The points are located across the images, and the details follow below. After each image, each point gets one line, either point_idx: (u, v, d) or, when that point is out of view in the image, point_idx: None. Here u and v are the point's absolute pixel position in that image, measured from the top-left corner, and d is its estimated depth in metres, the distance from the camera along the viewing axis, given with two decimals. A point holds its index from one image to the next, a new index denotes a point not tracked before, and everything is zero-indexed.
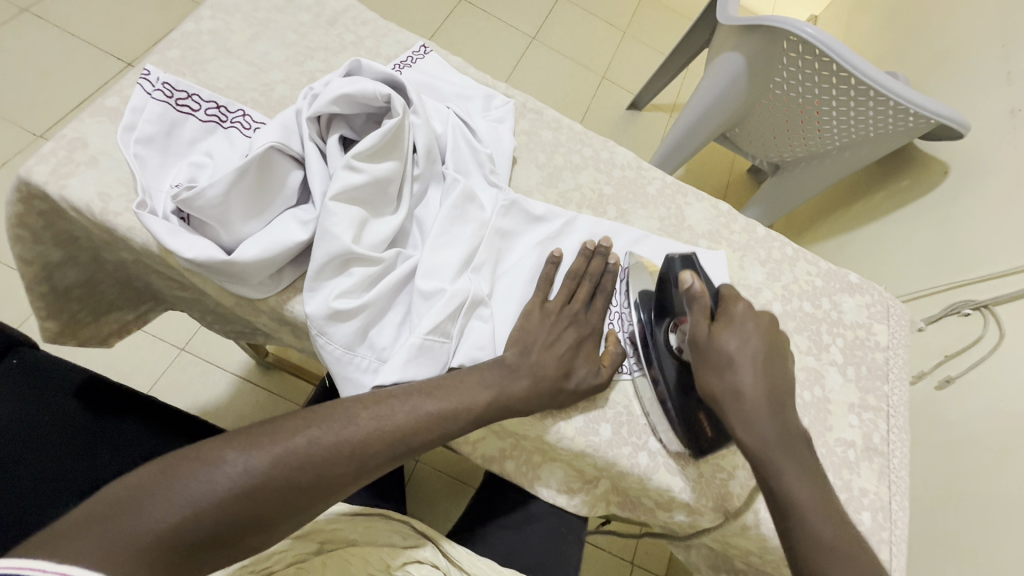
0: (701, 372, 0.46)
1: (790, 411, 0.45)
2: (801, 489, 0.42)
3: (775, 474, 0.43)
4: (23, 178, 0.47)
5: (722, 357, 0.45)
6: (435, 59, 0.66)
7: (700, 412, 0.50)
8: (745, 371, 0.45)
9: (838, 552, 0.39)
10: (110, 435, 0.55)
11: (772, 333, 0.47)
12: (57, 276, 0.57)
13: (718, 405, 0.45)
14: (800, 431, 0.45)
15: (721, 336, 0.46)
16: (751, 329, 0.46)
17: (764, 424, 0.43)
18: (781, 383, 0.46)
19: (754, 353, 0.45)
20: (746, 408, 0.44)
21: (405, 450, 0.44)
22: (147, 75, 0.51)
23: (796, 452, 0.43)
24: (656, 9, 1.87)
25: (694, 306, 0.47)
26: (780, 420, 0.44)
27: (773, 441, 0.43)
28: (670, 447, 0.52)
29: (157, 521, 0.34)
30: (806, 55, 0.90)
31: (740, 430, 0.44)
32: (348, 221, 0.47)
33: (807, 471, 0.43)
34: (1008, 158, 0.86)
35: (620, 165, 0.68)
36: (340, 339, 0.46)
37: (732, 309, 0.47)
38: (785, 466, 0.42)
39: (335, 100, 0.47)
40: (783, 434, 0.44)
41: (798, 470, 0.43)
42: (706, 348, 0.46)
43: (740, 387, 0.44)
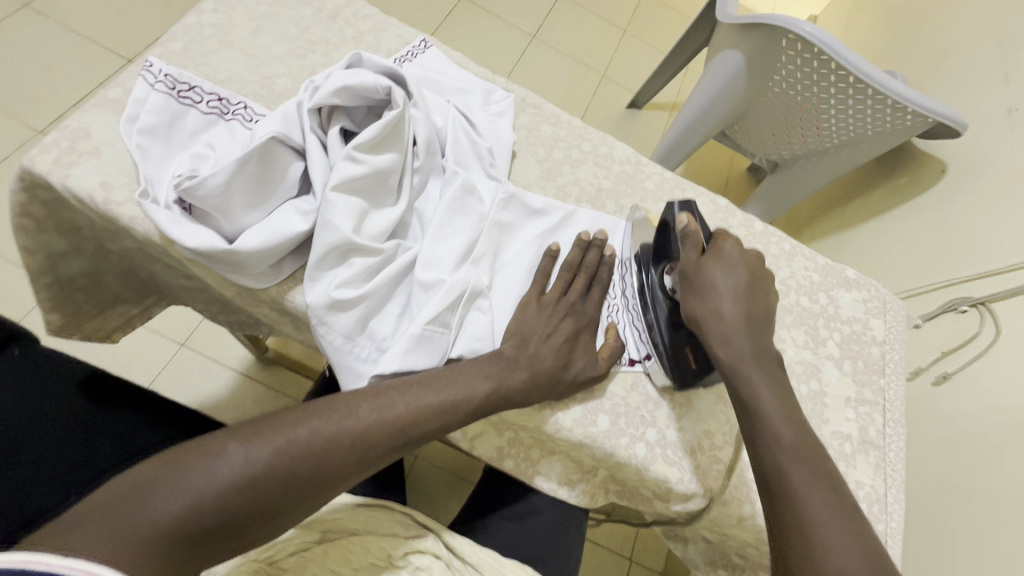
0: (686, 297, 0.48)
1: (766, 335, 0.47)
2: (772, 403, 0.43)
3: (748, 387, 0.44)
4: (27, 168, 0.47)
5: (706, 283, 0.47)
6: (435, 54, 0.66)
7: (686, 345, 0.51)
8: (726, 295, 0.46)
9: (804, 459, 0.40)
10: (111, 426, 0.56)
11: (757, 269, 0.49)
12: (61, 267, 0.57)
13: (699, 327, 0.47)
14: (775, 355, 0.47)
15: (707, 266, 0.48)
16: (739, 263, 0.48)
17: (740, 342, 0.45)
18: (760, 311, 0.47)
19: (736, 282, 0.47)
20: (725, 327, 0.46)
21: (406, 441, 0.44)
22: (150, 68, 0.51)
23: (770, 371, 0.45)
24: (656, 8, 1.88)
25: (686, 241, 0.50)
26: (756, 340, 0.46)
27: (747, 357, 0.45)
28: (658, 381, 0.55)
29: (160, 512, 0.34)
30: (805, 53, 0.91)
31: (718, 346, 0.45)
32: (348, 212, 0.47)
33: (779, 388, 0.44)
34: (1006, 156, 0.86)
35: (618, 160, 0.68)
36: (340, 329, 0.47)
37: (721, 246, 0.49)
38: (758, 380, 0.44)
39: (336, 92, 0.47)
40: (759, 352, 0.45)
41: (770, 385, 0.44)
42: (692, 276, 0.48)
43: (721, 310, 0.46)
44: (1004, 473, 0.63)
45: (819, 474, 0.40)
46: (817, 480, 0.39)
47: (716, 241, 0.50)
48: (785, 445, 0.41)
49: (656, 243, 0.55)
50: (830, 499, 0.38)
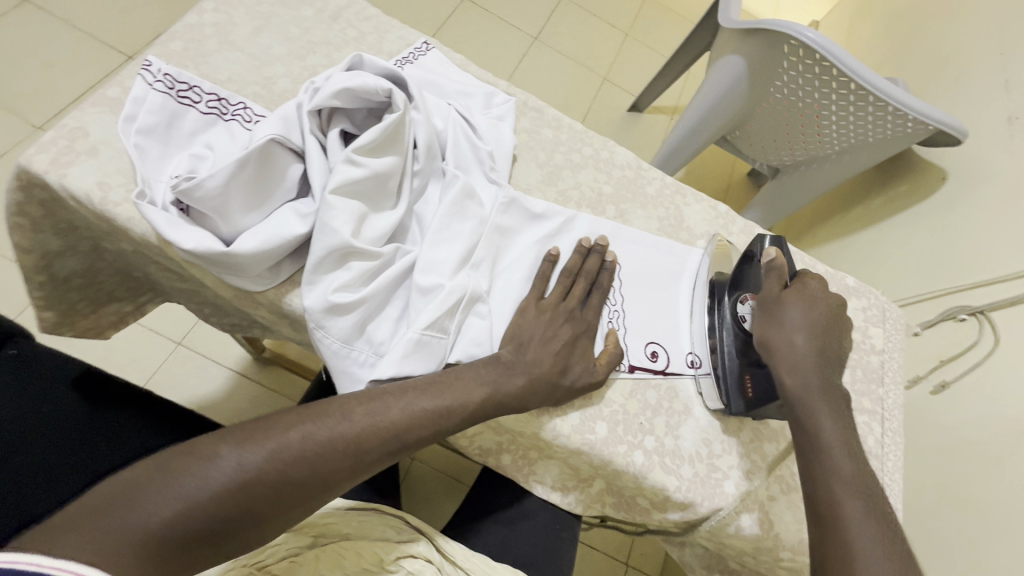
0: (761, 325, 0.50)
1: (837, 375, 0.48)
2: (835, 436, 0.44)
3: (812, 420, 0.45)
4: (23, 167, 0.47)
5: (783, 313, 0.49)
6: (437, 56, 0.66)
7: (746, 373, 0.52)
8: (801, 329, 0.48)
9: (861, 494, 0.41)
10: (110, 428, 0.56)
11: (839, 309, 0.50)
12: (56, 266, 0.57)
13: (769, 354, 0.48)
14: (843, 393, 0.48)
15: (788, 299, 0.49)
16: (821, 300, 0.49)
17: (810, 374, 0.46)
18: (834, 349, 0.48)
19: (814, 317, 0.48)
20: (797, 359, 0.47)
21: (400, 446, 0.44)
22: (148, 67, 0.51)
23: (836, 406, 0.46)
24: (658, 11, 1.88)
25: (771, 273, 0.52)
26: (827, 377, 0.47)
27: (815, 389, 0.46)
28: (709, 403, 0.56)
29: (151, 515, 0.34)
30: (807, 59, 0.90)
31: (787, 375, 0.47)
32: (347, 215, 0.47)
33: (844, 422, 0.45)
34: (1006, 165, 0.86)
35: (620, 165, 0.68)
36: (337, 332, 0.46)
37: (807, 282, 0.50)
38: (823, 412, 0.45)
39: (336, 94, 0.47)
40: (828, 388, 0.46)
41: (835, 422, 0.45)
42: (772, 305, 0.50)
43: (794, 341, 0.47)
44: (1003, 483, 0.63)
45: (873, 509, 0.41)
46: (871, 515, 0.40)
47: (802, 278, 0.51)
48: (842, 477, 0.42)
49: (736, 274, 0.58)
50: (880, 534, 0.39)
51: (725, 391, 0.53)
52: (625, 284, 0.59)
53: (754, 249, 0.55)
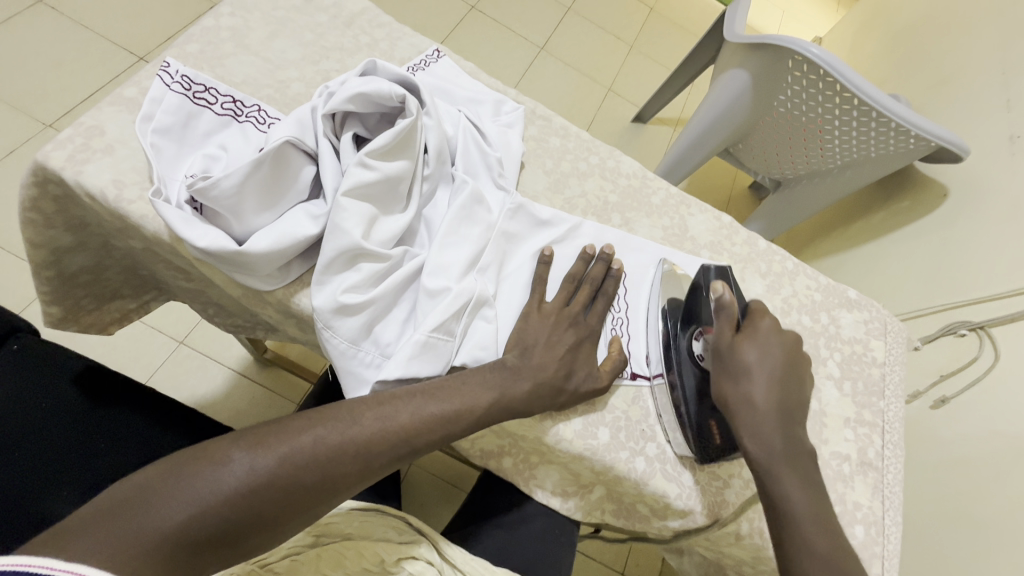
0: (718, 379, 0.49)
1: (799, 427, 0.48)
2: (802, 504, 0.44)
3: (778, 485, 0.45)
4: (40, 163, 0.47)
5: (741, 365, 0.48)
6: (447, 64, 0.67)
7: (711, 419, 0.52)
8: (759, 382, 0.47)
9: (832, 571, 0.41)
10: (103, 426, 0.55)
11: (793, 350, 0.50)
12: (66, 261, 0.57)
13: (730, 413, 0.48)
14: (808, 452, 0.47)
15: (743, 347, 0.49)
16: (774, 345, 0.49)
17: (771, 436, 0.46)
18: (793, 400, 0.48)
19: (770, 367, 0.48)
20: (756, 418, 0.47)
21: (409, 451, 0.44)
22: (166, 68, 0.52)
23: (799, 466, 0.46)
24: (663, 25, 1.90)
25: (721, 314, 0.50)
26: (788, 435, 0.47)
27: (776, 452, 0.46)
28: (678, 451, 0.54)
29: (165, 519, 0.34)
30: (811, 75, 0.92)
31: (749, 441, 0.46)
32: (358, 218, 0.47)
33: (810, 486, 0.45)
34: (1006, 183, 0.88)
35: (625, 174, 0.69)
36: (345, 333, 0.47)
37: (758, 324, 0.50)
38: (788, 477, 0.45)
39: (351, 98, 0.48)
40: (790, 449, 0.46)
41: (802, 487, 0.45)
42: (727, 356, 0.49)
43: (753, 396, 0.47)
44: (1001, 498, 0.63)
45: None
46: None
47: (751, 318, 0.50)
48: (811, 548, 0.42)
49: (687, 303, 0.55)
50: None
51: (691, 439, 0.51)
52: (630, 291, 0.60)
53: (702, 281, 0.55)
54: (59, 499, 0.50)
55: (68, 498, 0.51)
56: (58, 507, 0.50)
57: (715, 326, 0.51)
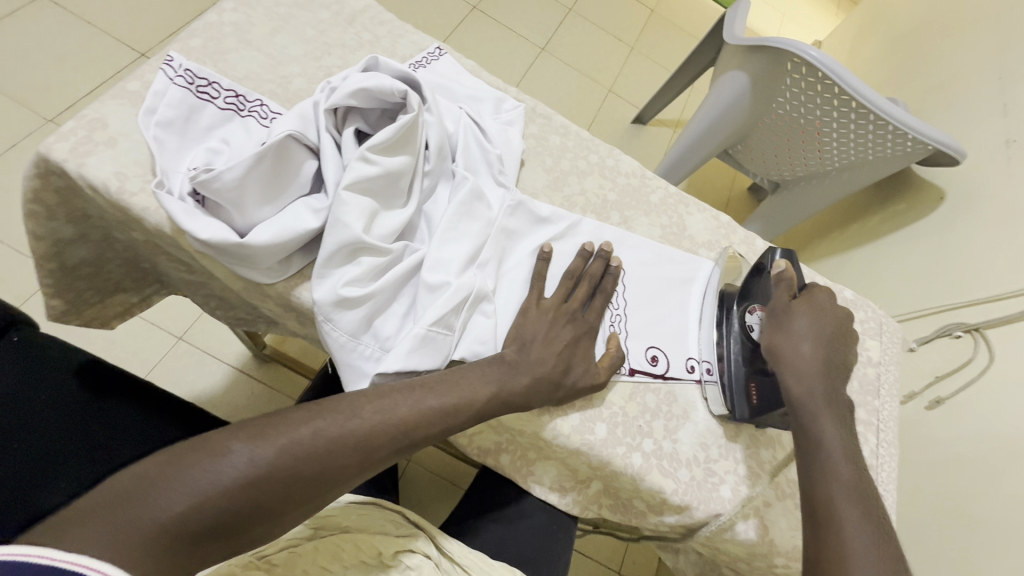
0: (768, 333, 0.52)
1: (842, 385, 0.49)
2: (836, 443, 0.45)
3: (814, 424, 0.46)
4: (42, 155, 0.48)
5: (792, 322, 0.51)
6: (449, 61, 0.67)
7: (751, 381, 0.53)
8: (807, 338, 0.50)
9: (858, 503, 0.42)
10: (103, 418, 0.56)
11: (846, 323, 0.53)
12: (67, 254, 0.57)
13: (774, 359, 0.50)
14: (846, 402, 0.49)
15: (796, 308, 0.52)
16: (827, 311, 0.52)
17: (814, 380, 0.48)
18: (839, 361, 0.50)
19: (820, 327, 0.50)
20: (801, 365, 0.49)
21: (408, 444, 0.44)
22: (170, 62, 0.52)
23: (838, 414, 0.47)
24: (664, 27, 1.91)
25: (780, 283, 0.54)
26: (831, 385, 0.48)
27: (816, 394, 0.47)
28: (715, 411, 0.56)
29: (164, 510, 0.34)
30: (809, 77, 0.93)
31: (791, 380, 0.48)
32: (360, 211, 0.48)
33: (845, 432, 0.46)
34: (1002, 186, 0.88)
35: (624, 173, 0.69)
36: (345, 326, 0.47)
37: (816, 294, 0.53)
38: (826, 419, 0.46)
39: (353, 93, 0.48)
40: (831, 396, 0.47)
41: (837, 428, 0.46)
42: (781, 315, 0.52)
43: (800, 347, 0.49)
44: (997, 498, 0.63)
45: (871, 514, 0.41)
46: (869, 521, 0.41)
47: (810, 290, 0.53)
48: (838, 482, 0.43)
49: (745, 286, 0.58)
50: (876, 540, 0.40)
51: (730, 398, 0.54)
52: (628, 288, 0.60)
53: (764, 261, 0.56)
54: (54, 491, 0.50)
55: (64, 490, 0.51)
56: (54, 499, 0.50)
57: (772, 296, 0.54)
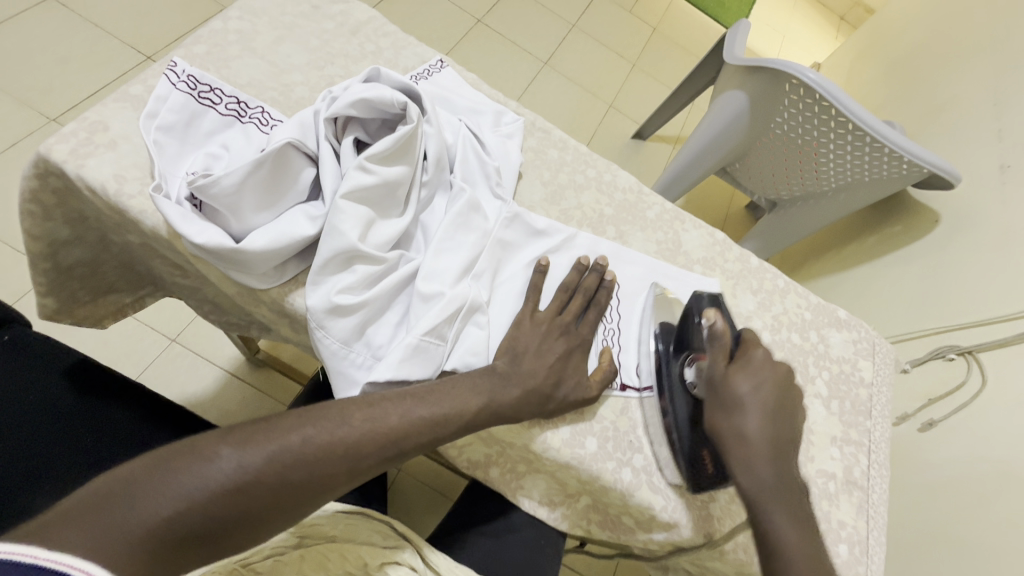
0: (710, 410, 0.47)
1: (792, 463, 0.45)
2: (794, 543, 0.40)
3: (767, 520, 0.42)
4: (42, 155, 0.48)
5: (733, 396, 0.46)
6: (450, 74, 0.68)
7: (703, 450, 0.51)
8: (751, 416, 0.46)
9: None
10: (93, 420, 0.56)
11: (787, 385, 0.48)
12: (62, 254, 0.58)
13: (720, 442, 0.46)
14: (798, 482, 0.44)
15: (735, 377, 0.47)
16: (767, 376, 0.47)
17: (762, 467, 0.44)
18: (786, 434, 0.46)
19: (762, 399, 0.46)
20: (747, 450, 0.45)
21: (397, 453, 0.44)
22: (173, 67, 0.53)
23: (792, 503, 0.43)
24: (665, 45, 1.94)
25: (714, 344, 0.49)
26: (781, 469, 0.44)
27: (765, 488, 0.43)
28: (671, 478, 0.53)
29: (150, 513, 0.34)
30: (806, 99, 0.94)
31: (741, 474, 0.44)
32: (355, 220, 0.48)
33: (802, 525, 0.42)
34: (997, 212, 0.89)
35: (621, 188, 0.70)
36: (337, 333, 0.47)
37: (751, 355, 0.48)
38: (779, 513, 0.42)
39: (353, 103, 0.49)
40: (782, 482, 0.44)
41: (792, 522, 0.42)
42: (719, 385, 0.47)
43: (745, 429, 0.45)
44: (987, 523, 0.63)
45: None
46: None
47: (745, 348, 0.49)
48: None
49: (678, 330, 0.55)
50: None
51: (683, 466, 0.51)
52: (622, 303, 0.60)
53: (693, 307, 0.53)
54: (41, 495, 0.50)
55: (50, 492, 0.50)
56: (39, 501, 0.50)
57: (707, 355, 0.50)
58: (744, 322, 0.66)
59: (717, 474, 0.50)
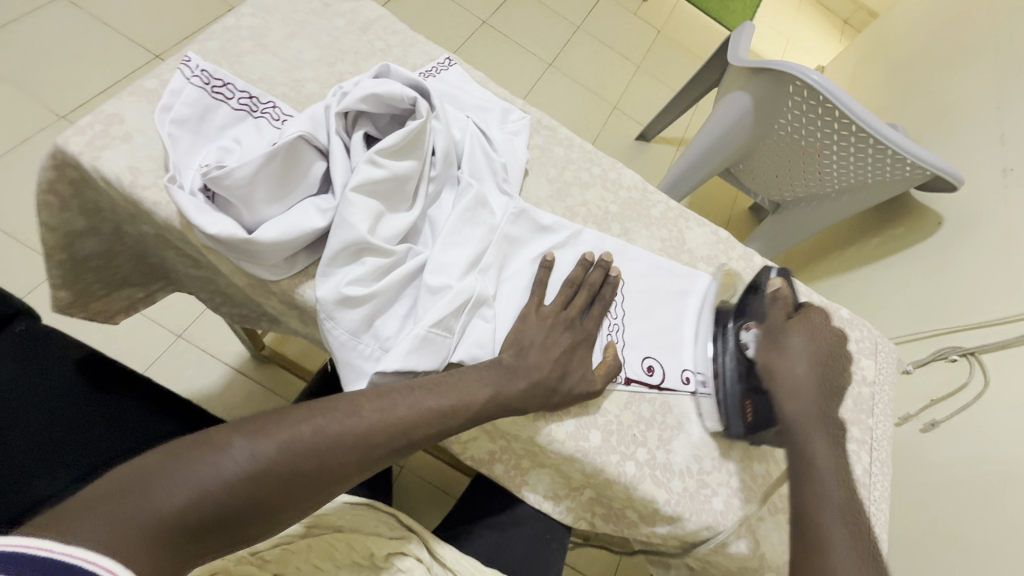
0: (763, 351, 0.51)
1: (834, 406, 0.49)
2: (827, 464, 0.45)
3: (806, 444, 0.46)
4: (60, 147, 0.49)
5: (788, 342, 0.51)
6: (458, 72, 0.69)
7: (746, 399, 0.52)
8: (803, 360, 0.50)
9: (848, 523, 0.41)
10: (102, 410, 0.56)
11: (839, 347, 0.53)
12: (78, 246, 0.59)
13: (771, 379, 0.50)
14: (836, 422, 0.49)
15: (793, 329, 0.51)
16: (823, 332, 0.52)
17: (809, 402, 0.48)
18: (832, 383, 0.50)
19: (815, 349, 0.50)
20: (796, 386, 0.49)
21: (406, 443, 0.45)
22: (187, 62, 0.54)
23: (831, 437, 0.47)
24: (670, 47, 1.95)
25: (776, 302, 0.54)
26: (824, 406, 0.48)
27: (809, 419, 0.47)
28: (712, 427, 0.57)
29: (165, 503, 0.35)
30: (810, 100, 0.95)
31: (787, 403, 0.48)
32: (365, 213, 0.49)
33: (837, 455, 0.46)
34: (1001, 213, 0.89)
35: (626, 186, 0.70)
36: (346, 324, 0.48)
37: (811, 314, 0.53)
38: (818, 441, 0.46)
39: (364, 98, 0.50)
40: (824, 417, 0.48)
41: (828, 451, 0.46)
42: (777, 332, 0.51)
43: (795, 369, 0.49)
44: (990, 522, 0.63)
45: (856, 532, 0.41)
46: (857, 544, 0.40)
47: (805, 310, 0.54)
48: (829, 503, 0.43)
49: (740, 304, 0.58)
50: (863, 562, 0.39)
51: (727, 415, 0.54)
52: (627, 298, 0.61)
53: (760, 280, 0.58)
54: (52, 483, 0.50)
55: (60, 480, 0.51)
56: (49, 490, 0.49)
57: (768, 314, 0.53)
58: None
59: (755, 421, 0.52)
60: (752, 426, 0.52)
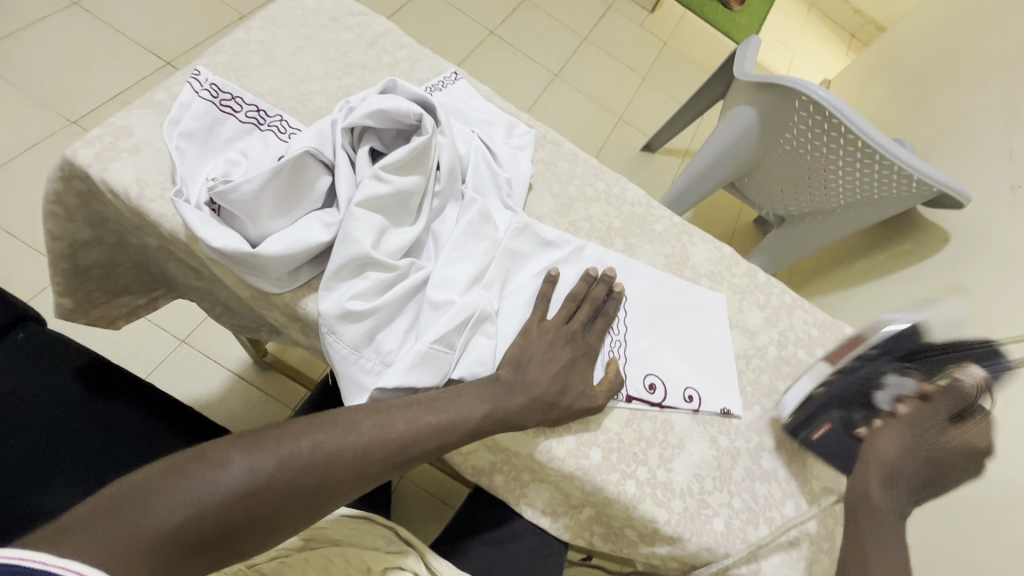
0: (892, 420, 0.53)
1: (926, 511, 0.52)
2: (885, 544, 0.50)
3: (873, 518, 0.52)
4: (68, 158, 0.49)
5: (924, 432, 0.51)
6: (464, 86, 0.70)
7: (830, 422, 0.58)
8: (916, 453, 0.52)
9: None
10: (103, 419, 0.57)
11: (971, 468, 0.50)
12: (81, 255, 0.59)
13: (868, 450, 0.55)
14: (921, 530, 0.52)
15: (945, 430, 0.50)
16: (966, 452, 0.49)
17: (896, 491, 0.52)
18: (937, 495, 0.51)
19: (938, 455, 0.51)
20: (891, 470, 0.53)
21: (404, 460, 0.45)
22: (197, 76, 0.55)
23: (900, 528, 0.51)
24: (676, 60, 1.95)
25: (955, 390, 0.49)
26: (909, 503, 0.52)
27: (892, 508, 0.52)
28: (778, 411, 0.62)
29: (162, 519, 0.35)
30: (816, 116, 0.95)
31: (869, 478, 0.54)
32: (369, 227, 0.49)
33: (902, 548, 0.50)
34: (1008, 231, 0.89)
35: (630, 201, 0.70)
36: (348, 338, 0.48)
37: (974, 430, 0.48)
38: (890, 526, 0.51)
39: (370, 114, 0.50)
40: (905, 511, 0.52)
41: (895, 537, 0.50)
42: (925, 415, 0.51)
43: (896, 453, 0.53)
44: None
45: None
46: None
47: (971, 420, 0.49)
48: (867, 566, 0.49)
49: (925, 347, 0.51)
50: None
51: (801, 416, 0.59)
52: (629, 314, 0.61)
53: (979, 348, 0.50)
54: (54, 494, 0.51)
55: (60, 493, 0.51)
56: (53, 502, 0.50)
57: (938, 390, 0.50)
58: (751, 338, 0.66)
59: (818, 442, 0.59)
60: (811, 441, 0.59)
